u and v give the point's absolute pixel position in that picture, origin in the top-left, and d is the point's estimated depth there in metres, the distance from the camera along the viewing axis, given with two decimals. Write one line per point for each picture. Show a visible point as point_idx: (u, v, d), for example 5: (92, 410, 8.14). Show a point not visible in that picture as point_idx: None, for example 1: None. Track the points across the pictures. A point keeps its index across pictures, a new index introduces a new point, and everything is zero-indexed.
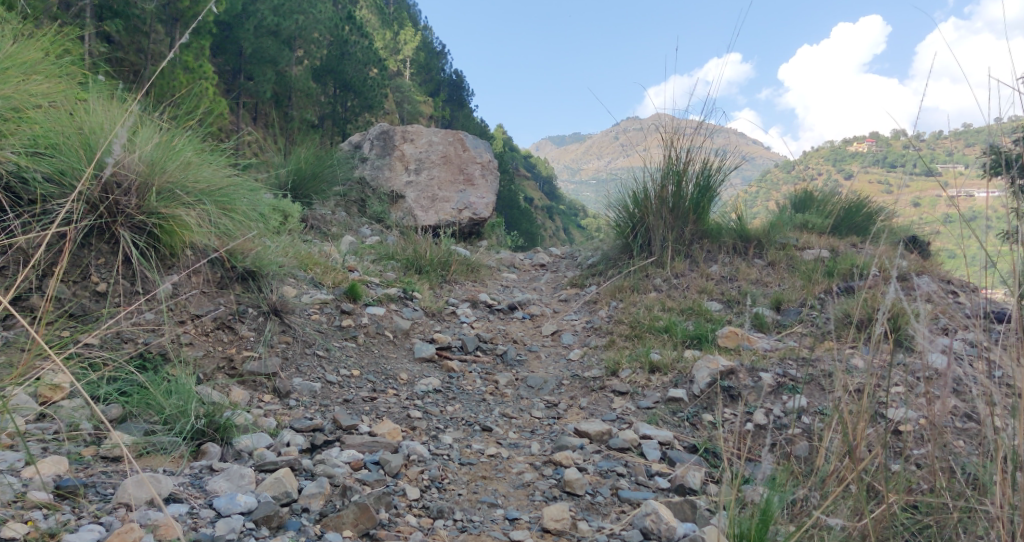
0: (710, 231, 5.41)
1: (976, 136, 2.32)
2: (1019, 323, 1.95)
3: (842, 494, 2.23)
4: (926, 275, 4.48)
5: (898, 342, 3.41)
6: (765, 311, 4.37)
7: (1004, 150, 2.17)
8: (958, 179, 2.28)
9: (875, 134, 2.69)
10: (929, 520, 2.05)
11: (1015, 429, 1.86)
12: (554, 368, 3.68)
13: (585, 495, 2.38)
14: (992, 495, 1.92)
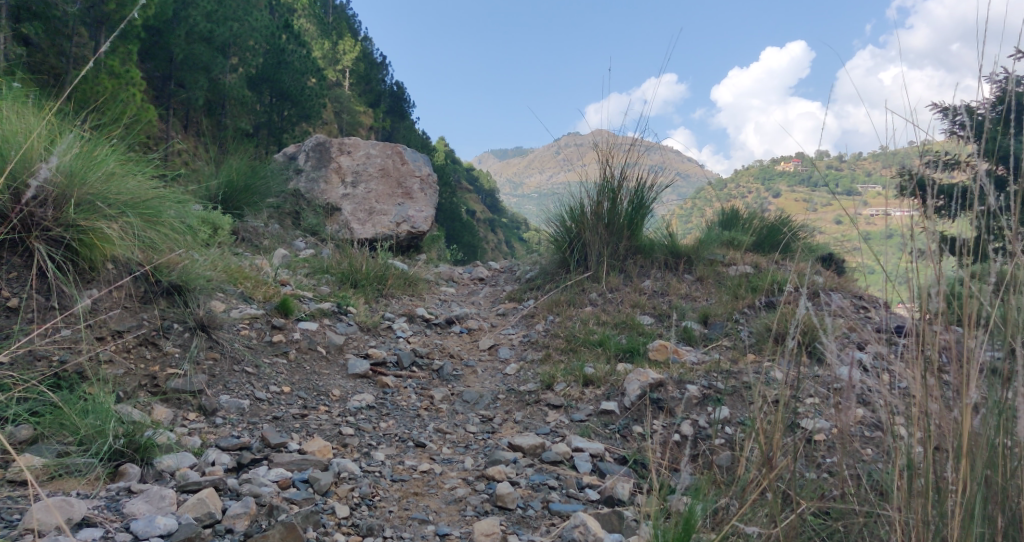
0: (644, 247, 5.54)
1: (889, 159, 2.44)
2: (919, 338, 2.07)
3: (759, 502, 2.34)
4: (839, 292, 4.71)
5: (815, 356, 3.57)
6: (693, 326, 4.50)
7: (915, 172, 2.29)
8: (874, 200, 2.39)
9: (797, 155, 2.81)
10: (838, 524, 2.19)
11: (914, 438, 1.98)
12: (490, 382, 3.69)
13: (516, 509, 2.39)
14: (892, 499, 2.02)
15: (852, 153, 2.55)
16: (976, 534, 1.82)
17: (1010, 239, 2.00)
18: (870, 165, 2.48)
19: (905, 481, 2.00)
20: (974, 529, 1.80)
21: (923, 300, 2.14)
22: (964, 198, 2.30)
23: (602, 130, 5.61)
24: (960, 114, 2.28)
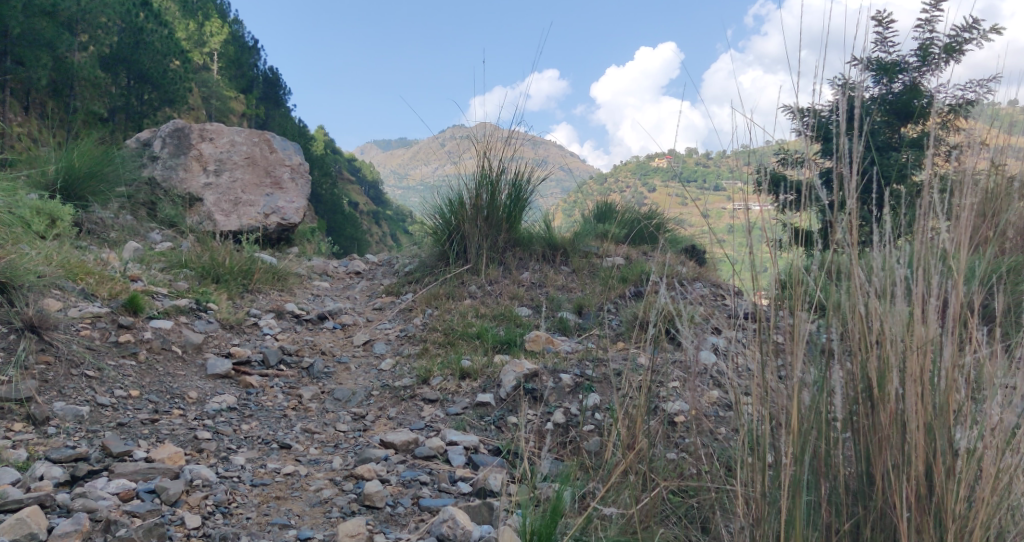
0: (522, 240, 5.58)
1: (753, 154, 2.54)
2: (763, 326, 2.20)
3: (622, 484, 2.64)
4: (701, 283, 5.01)
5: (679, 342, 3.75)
6: (568, 316, 4.61)
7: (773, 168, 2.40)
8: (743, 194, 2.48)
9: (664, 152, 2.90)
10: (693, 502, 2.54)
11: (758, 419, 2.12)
12: (364, 379, 3.60)
13: (385, 507, 2.34)
14: (739, 477, 2.16)
15: (709, 148, 2.66)
16: (804, 502, 1.97)
17: (842, 232, 2.15)
18: (724, 160, 2.60)
19: (749, 457, 2.13)
20: (802, 497, 1.95)
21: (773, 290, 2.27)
22: (807, 193, 2.45)
23: (480, 123, 5.60)
24: (804, 113, 2.42)
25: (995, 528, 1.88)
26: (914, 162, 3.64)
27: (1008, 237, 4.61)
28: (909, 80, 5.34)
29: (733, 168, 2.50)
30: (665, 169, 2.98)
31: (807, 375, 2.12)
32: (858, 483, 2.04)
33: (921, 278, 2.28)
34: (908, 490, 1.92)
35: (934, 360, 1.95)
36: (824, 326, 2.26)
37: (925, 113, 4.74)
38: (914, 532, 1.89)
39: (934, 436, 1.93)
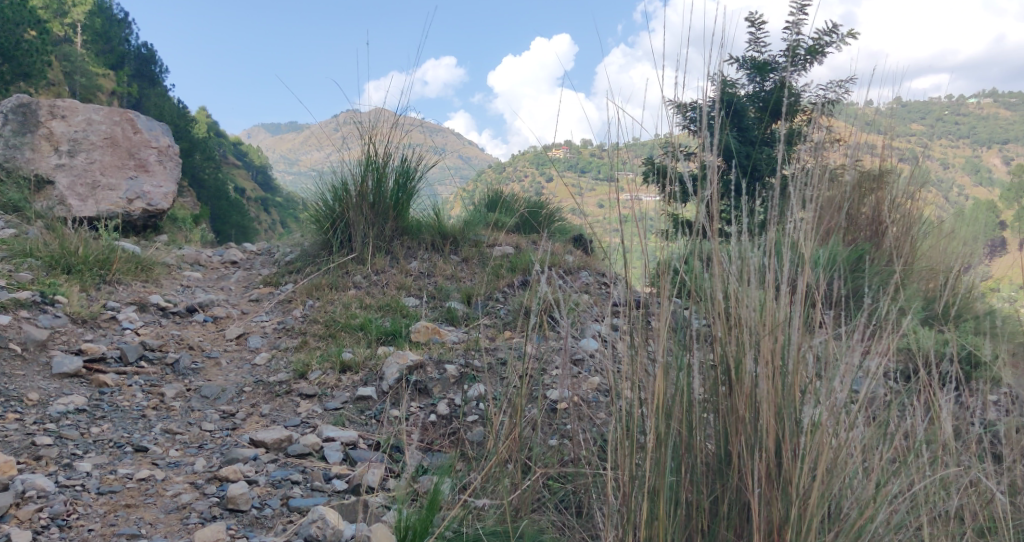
0: (410, 229, 5.48)
1: (641, 147, 2.57)
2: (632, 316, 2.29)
3: (501, 474, 2.69)
4: (587, 271, 5.15)
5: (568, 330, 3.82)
6: (458, 306, 4.58)
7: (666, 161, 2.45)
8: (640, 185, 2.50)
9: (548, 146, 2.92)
10: (571, 487, 2.70)
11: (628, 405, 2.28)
12: (235, 375, 3.42)
13: (251, 510, 2.26)
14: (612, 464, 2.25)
15: (586, 138, 2.68)
16: (667, 483, 2.15)
17: (708, 223, 2.25)
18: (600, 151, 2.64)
19: (622, 445, 2.22)
20: (665, 480, 2.12)
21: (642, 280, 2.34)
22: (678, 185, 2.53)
23: (373, 110, 5.49)
24: (681, 107, 2.50)
25: (831, 495, 2.08)
26: (780, 156, 3.85)
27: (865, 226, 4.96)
28: (779, 79, 5.65)
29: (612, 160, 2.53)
30: (546, 159, 2.99)
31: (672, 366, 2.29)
32: (717, 461, 2.24)
33: (778, 268, 2.43)
34: (758, 467, 2.10)
35: (777, 346, 2.12)
36: (698, 315, 2.35)
37: (792, 110, 5.04)
38: (763, 505, 2.06)
39: (783, 416, 2.11)
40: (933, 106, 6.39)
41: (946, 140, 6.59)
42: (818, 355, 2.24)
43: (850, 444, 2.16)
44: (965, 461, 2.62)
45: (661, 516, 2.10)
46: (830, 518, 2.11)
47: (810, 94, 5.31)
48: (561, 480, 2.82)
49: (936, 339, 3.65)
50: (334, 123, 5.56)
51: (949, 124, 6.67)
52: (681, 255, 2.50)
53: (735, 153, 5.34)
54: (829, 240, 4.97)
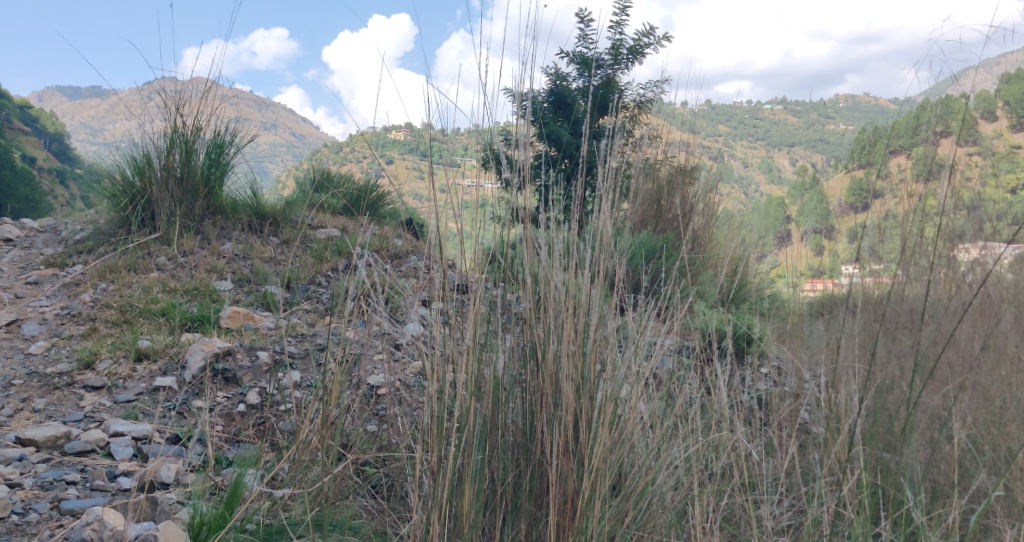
0: (224, 208, 5.13)
1: (471, 135, 2.60)
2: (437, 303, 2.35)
3: (312, 462, 2.61)
4: (415, 256, 5.11)
5: (393, 316, 3.78)
6: (275, 290, 4.37)
7: (499, 149, 2.50)
8: (467, 171, 2.52)
9: (373, 129, 2.86)
10: (384, 472, 2.72)
11: (437, 386, 2.31)
12: (4, 367, 3.08)
13: (11, 517, 2.11)
14: (423, 446, 2.27)
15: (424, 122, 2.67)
16: (475, 459, 2.22)
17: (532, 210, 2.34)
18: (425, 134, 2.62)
19: (432, 428, 2.25)
20: (472, 457, 2.20)
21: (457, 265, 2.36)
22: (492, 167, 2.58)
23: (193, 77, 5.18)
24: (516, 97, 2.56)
25: (615, 462, 2.30)
26: (600, 149, 4.02)
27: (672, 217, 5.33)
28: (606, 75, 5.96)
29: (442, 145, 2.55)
30: (384, 141, 2.96)
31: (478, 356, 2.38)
32: (522, 439, 2.35)
33: (587, 254, 2.55)
34: (558, 441, 2.23)
35: (572, 328, 2.30)
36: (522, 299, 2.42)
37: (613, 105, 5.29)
38: (559, 476, 2.20)
39: (581, 394, 2.27)
40: (737, 112, 7.03)
41: (746, 142, 7.27)
42: (606, 343, 2.46)
43: (630, 420, 2.41)
44: (742, 430, 2.92)
45: (467, 494, 2.16)
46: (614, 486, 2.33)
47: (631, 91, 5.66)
48: (374, 465, 2.82)
49: (725, 320, 4.00)
50: (141, 90, 5.13)
51: (747, 128, 7.34)
52: (496, 242, 2.55)
53: (561, 143, 5.57)
54: (639, 229, 5.31)
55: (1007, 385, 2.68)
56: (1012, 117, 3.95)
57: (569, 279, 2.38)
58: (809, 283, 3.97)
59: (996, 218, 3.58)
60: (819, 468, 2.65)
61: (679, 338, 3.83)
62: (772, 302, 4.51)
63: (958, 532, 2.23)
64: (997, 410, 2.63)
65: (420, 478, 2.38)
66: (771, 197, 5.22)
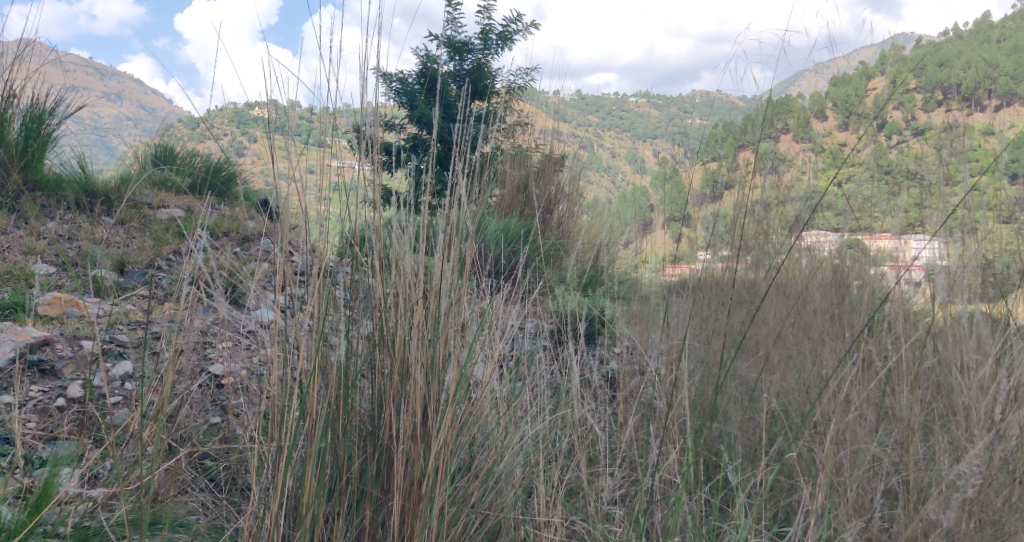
0: (45, 184, 4.66)
1: (327, 113, 2.47)
2: (280, 288, 2.22)
3: (139, 457, 2.40)
4: (267, 238, 4.86)
5: (241, 302, 3.57)
6: (105, 274, 4.02)
7: (364, 128, 2.40)
8: (326, 151, 2.40)
9: (225, 104, 2.68)
10: (223, 464, 2.56)
11: (278, 372, 2.19)
12: None
13: None
14: (260, 436, 2.15)
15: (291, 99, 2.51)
16: (315, 447, 2.12)
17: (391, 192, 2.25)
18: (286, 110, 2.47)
19: (269, 416, 2.14)
20: (312, 443, 2.08)
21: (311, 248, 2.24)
22: (348, 148, 2.48)
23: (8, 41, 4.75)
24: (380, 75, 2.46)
25: (461, 442, 2.27)
26: (465, 134, 3.99)
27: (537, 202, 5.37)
28: (475, 61, 5.97)
29: (302, 124, 2.41)
30: (235, 118, 2.78)
31: (324, 342, 2.27)
32: (369, 425, 2.27)
33: (443, 238, 2.49)
34: (405, 425, 2.17)
35: (419, 310, 2.27)
36: (375, 282, 2.33)
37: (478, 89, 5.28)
38: (405, 460, 2.14)
39: (429, 376, 2.21)
40: (603, 102, 7.21)
41: (612, 132, 7.47)
42: (457, 325, 2.44)
43: (479, 402, 2.38)
44: (592, 408, 2.99)
45: (307, 483, 2.06)
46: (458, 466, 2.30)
47: (503, 77, 5.68)
48: (213, 457, 2.64)
49: (584, 303, 4.10)
50: None
51: (615, 119, 7.52)
52: (350, 225, 2.45)
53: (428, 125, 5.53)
54: (503, 213, 5.33)
55: (811, 357, 2.90)
56: (839, 116, 4.29)
57: (413, 259, 2.34)
58: (671, 269, 3.97)
59: (825, 208, 3.87)
60: (662, 442, 2.75)
61: (538, 321, 3.87)
62: (630, 287, 4.65)
63: (773, 494, 2.39)
64: (803, 381, 2.85)
65: (258, 469, 2.25)
66: (633, 185, 5.37)
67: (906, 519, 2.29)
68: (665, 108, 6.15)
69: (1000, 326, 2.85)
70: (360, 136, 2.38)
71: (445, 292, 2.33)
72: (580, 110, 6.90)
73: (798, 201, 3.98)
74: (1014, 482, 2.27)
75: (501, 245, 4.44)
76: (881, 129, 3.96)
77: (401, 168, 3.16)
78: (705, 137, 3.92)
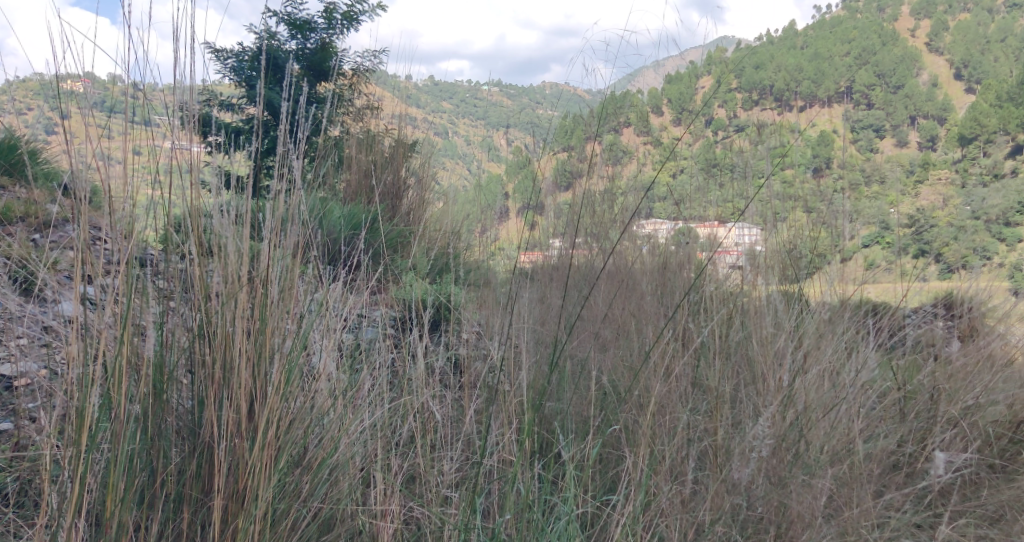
0: None
1: (145, 90, 2.26)
2: (84, 278, 2.02)
3: None
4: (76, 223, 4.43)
5: (45, 295, 3.22)
6: None
7: (185, 107, 2.22)
8: (141, 132, 2.20)
9: (26, 74, 2.39)
10: (16, 474, 2.29)
11: (79, 370, 1.99)
12: None
13: None
14: (58, 440, 1.94)
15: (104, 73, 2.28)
16: (123, 449, 1.95)
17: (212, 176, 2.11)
18: (96, 84, 2.24)
19: (68, 417, 1.94)
20: (119, 444, 1.91)
21: (120, 234, 2.05)
22: (168, 128, 2.28)
23: None
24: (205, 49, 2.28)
25: (291, 435, 2.18)
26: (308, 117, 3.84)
27: (384, 188, 5.29)
28: (319, 40, 5.73)
29: (112, 101, 2.20)
30: (36, 90, 2.49)
31: (133, 337, 2.08)
32: (188, 422, 2.12)
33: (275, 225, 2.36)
34: (227, 419, 2.04)
35: (245, 298, 2.16)
36: (194, 272, 2.18)
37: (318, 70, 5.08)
38: (226, 457, 2.01)
39: (254, 368, 2.09)
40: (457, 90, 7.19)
41: (465, 120, 7.49)
42: (289, 314, 2.34)
43: (309, 393, 2.29)
44: (434, 394, 2.98)
45: (112, 488, 1.88)
46: (287, 459, 2.21)
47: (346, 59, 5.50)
48: (2, 467, 2.36)
49: (433, 290, 4.11)
50: None
51: (469, 107, 7.50)
52: (168, 210, 2.27)
53: (268, 105, 5.28)
54: (349, 199, 5.21)
55: (635, 334, 3.10)
56: (675, 112, 4.54)
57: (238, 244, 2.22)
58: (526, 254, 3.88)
59: (661, 198, 4.11)
60: (499, 423, 2.80)
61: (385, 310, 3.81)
62: (479, 274, 4.68)
63: (598, 466, 2.50)
64: (630, 359, 3.02)
65: (55, 479, 2.03)
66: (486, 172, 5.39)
67: (715, 480, 2.48)
68: (517, 98, 6.22)
69: (796, 302, 3.17)
70: (181, 115, 2.20)
71: (272, 279, 2.22)
72: (431, 97, 6.88)
73: (636, 191, 4.19)
74: (802, 441, 2.53)
75: (348, 232, 4.35)
76: (709, 125, 4.25)
77: (238, 153, 2.98)
78: (553, 128, 4.04)
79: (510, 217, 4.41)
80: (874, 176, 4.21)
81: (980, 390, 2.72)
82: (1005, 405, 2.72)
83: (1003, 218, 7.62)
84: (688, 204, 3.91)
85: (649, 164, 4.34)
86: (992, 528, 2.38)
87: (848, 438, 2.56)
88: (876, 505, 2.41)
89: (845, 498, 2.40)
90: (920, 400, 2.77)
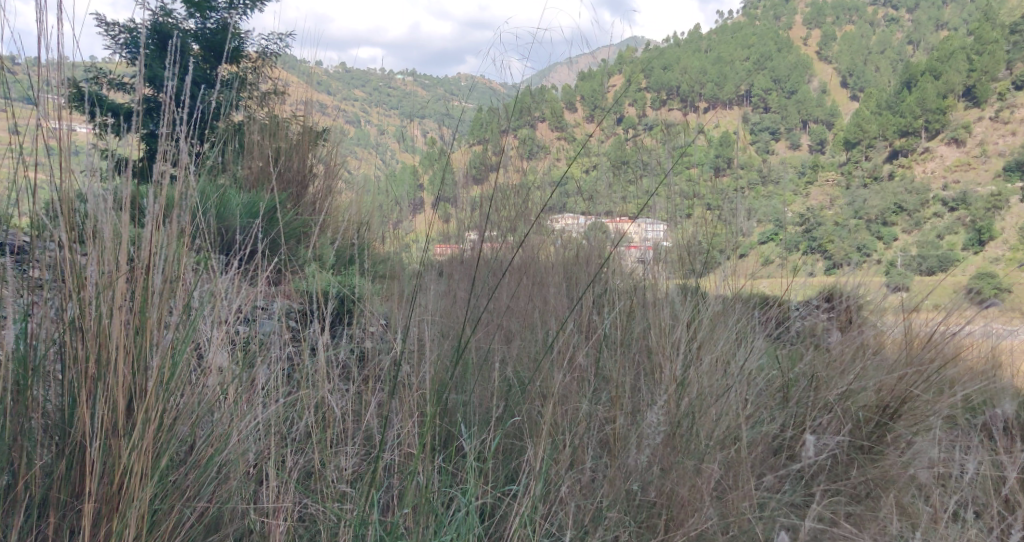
0: None
1: (12, 62, 2.07)
2: None
3: None
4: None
5: None
6: None
7: (58, 83, 2.04)
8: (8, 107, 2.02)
9: None
10: None
11: None
12: None
13: None
14: None
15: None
16: None
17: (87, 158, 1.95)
18: None
19: None
20: None
21: None
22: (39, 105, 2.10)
23: None
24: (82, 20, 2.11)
25: (174, 432, 2.07)
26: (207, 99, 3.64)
27: (288, 176, 5.11)
28: (219, 20, 5.46)
29: None
30: None
31: None
32: (58, 420, 1.97)
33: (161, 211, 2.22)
34: (101, 417, 1.91)
35: (124, 287, 2.02)
36: (66, 260, 2.02)
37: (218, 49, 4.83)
38: (99, 457, 1.88)
39: (131, 362, 1.97)
40: (369, 78, 7.02)
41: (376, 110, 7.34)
42: (175, 305, 2.21)
43: (195, 388, 2.18)
44: (334, 388, 2.90)
45: None
46: (170, 458, 2.09)
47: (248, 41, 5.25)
48: None
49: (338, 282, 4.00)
50: None
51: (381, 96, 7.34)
52: (38, 193, 2.10)
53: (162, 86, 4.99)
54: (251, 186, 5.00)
55: (539, 327, 3.12)
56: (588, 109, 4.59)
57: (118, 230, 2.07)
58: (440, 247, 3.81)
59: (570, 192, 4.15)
60: (400, 417, 2.75)
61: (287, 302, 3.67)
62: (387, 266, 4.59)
63: (497, 458, 2.50)
64: (534, 351, 3.03)
65: None
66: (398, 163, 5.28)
67: (611, 469, 2.53)
68: (430, 88, 6.13)
69: (695, 296, 3.28)
70: (53, 91, 2.02)
71: (156, 267, 2.09)
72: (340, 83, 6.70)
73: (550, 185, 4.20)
74: (694, 429, 2.61)
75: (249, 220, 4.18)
76: (619, 122, 4.31)
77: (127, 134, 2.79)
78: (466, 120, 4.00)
79: (421, 209, 4.34)
80: (771, 177, 4.40)
81: (852, 377, 2.87)
82: (873, 390, 2.89)
83: (880, 220, 8.18)
84: (596, 199, 3.96)
85: (562, 159, 4.37)
86: (859, 504, 2.57)
87: (734, 423, 2.68)
88: (758, 486, 2.54)
89: (731, 480, 2.51)
90: (800, 387, 2.91)
